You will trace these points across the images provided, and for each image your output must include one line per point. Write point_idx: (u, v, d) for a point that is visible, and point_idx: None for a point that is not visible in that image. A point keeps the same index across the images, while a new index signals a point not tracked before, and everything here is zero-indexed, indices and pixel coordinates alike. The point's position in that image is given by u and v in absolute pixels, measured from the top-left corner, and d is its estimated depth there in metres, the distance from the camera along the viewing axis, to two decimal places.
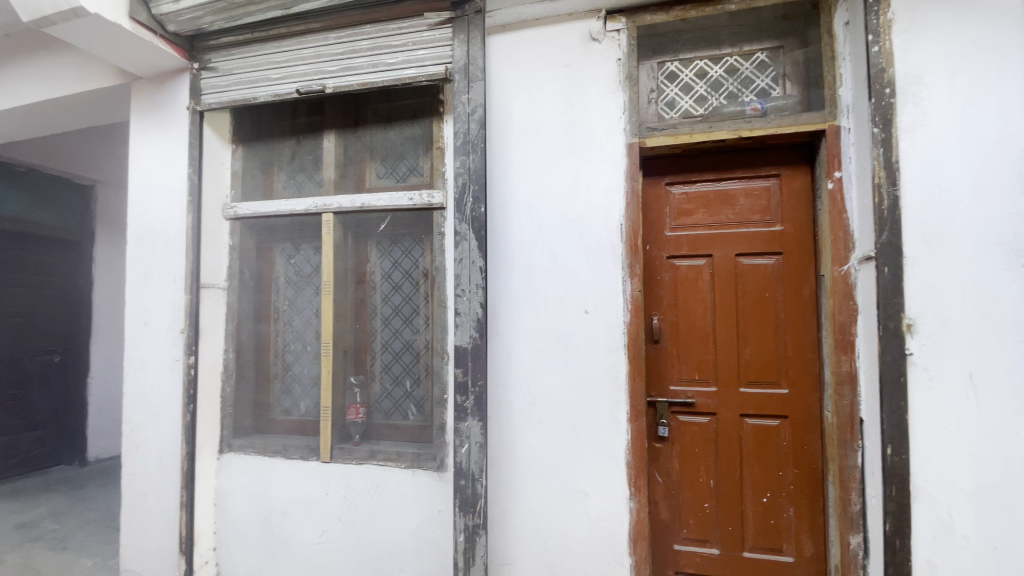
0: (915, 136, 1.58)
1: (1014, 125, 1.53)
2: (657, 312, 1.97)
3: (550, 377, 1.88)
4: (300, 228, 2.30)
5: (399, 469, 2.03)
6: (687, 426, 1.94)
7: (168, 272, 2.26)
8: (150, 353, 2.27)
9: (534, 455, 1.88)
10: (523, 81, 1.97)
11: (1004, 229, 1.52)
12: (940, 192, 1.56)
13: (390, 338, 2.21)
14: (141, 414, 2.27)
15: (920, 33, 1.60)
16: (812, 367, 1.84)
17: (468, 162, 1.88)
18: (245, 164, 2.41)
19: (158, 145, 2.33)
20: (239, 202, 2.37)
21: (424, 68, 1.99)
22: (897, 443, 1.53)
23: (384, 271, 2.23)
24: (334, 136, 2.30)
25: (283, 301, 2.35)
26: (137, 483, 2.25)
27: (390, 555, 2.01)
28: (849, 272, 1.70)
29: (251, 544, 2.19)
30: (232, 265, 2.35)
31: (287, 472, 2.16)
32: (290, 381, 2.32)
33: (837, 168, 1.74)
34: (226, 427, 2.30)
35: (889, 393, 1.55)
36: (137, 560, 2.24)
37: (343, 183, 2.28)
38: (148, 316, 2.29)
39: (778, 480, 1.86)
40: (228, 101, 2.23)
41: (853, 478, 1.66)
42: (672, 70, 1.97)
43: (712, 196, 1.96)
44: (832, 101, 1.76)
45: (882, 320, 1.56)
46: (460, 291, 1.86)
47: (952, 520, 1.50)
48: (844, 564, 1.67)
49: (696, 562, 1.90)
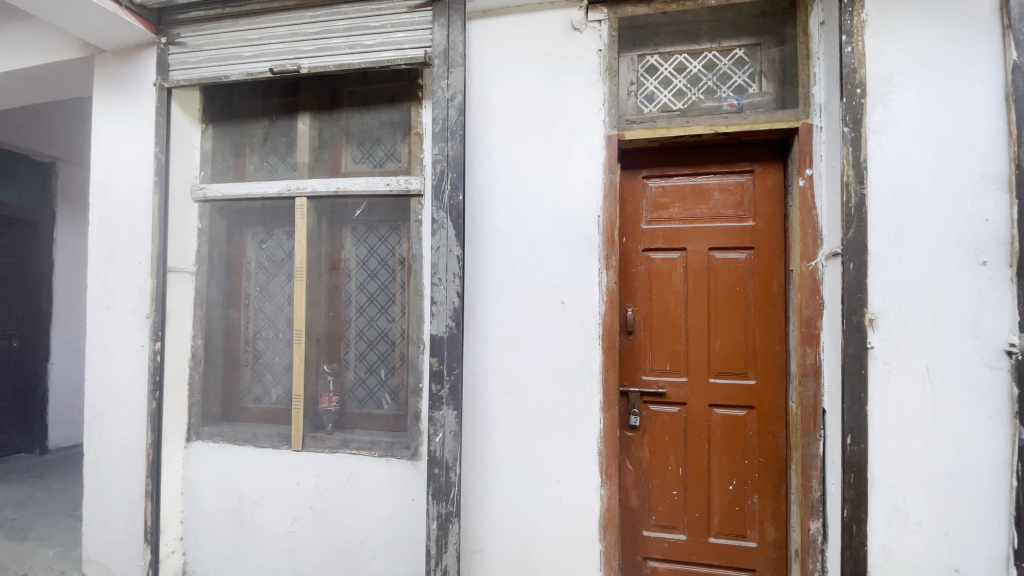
0: (882, 137, 1.63)
1: (977, 127, 1.58)
2: (631, 303, 2.00)
3: (525, 367, 1.88)
4: (271, 212, 2.24)
5: (372, 458, 2.02)
6: (657, 415, 1.98)
7: (133, 256, 2.18)
8: (114, 338, 2.19)
9: (507, 444, 1.89)
10: (504, 69, 1.95)
11: (963, 229, 1.57)
12: (904, 192, 1.61)
13: (364, 326, 2.18)
14: (104, 401, 2.19)
15: (891, 35, 1.64)
16: (779, 359, 1.89)
17: (447, 149, 1.85)
18: (215, 145, 2.33)
19: (123, 123, 2.24)
20: (209, 183, 2.29)
21: (402, 51, 1.95)
22: (857, 432, 1.60)
23: (359, 258, 2.20)
24: (308, 118, 2.24)
25: (254, 286, 2.30)
26: (100, 472, 2.19)
27: (361, 544, 2.01)
28: (816, 268, 1.75)
29: (220, 533, 2.16)
30: (201, 249, 2.28)
31: (258, 461, 2.13)
32: (261, 368, 2.27)
33: (809, 166, 1.77)
34: (193, 415, 2.24)
35: (851, 384, 1.60)
36: (101, 550, 2.19)
37: (318, 167, 2.23)
38: (112, 300, 2.20)
39: (743, 468, 1.91)
40: (196, 78, 2.15)
41: (814, 466, 1.72)
42: (652, 63, 1.98)
43: (687, 190, 1.99)
44: (805, 100, 1.79)
45: (846, 315, 1.62)
46: (436, 280, 1.84)
47: (906, 506, 1.57)
48: (804, 548, 1.73)
49: (664, 547, 1.95)
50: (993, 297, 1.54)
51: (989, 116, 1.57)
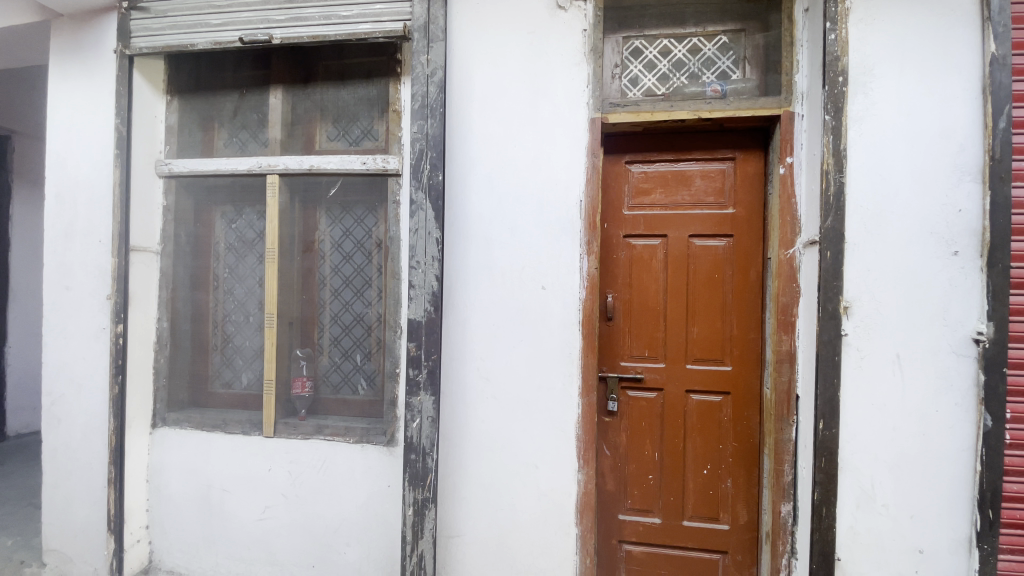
0: (862, 126, 1.64)
1: (955, 119, 1.60)
2: (612, 290, 1.99)
3: (504, 352, 1.86)
4: (241, 190, 2.15)
5: (347, 444, 1.98)
6: (635, 401, 1.98)
7: (93, 233, 2.07)
8: (73, 320, 2.09)
9: (485, 430, 1.87)
10: (486, 45, 1.89)
11: (938, 220, 1.60)
12: (881, 181, 1.63)
13: (339, 310, 2.12)
14: (62, 386, 2.09)
15: (874, 23, 1.64)
16: (754, 346, 1.91)
17: (426, 127, 1.80)
18: (181, 118, 2.21)
19: (81, 92, 2.11)
20: (174, 158, 2.18)
21: (381, 24, 1.88)
22: (829, 418, 1.62)
23: (334, 239, 2.13)
24: (280, 92, 2.14)
25: (223, 268, 2.21)
26: (59, 460, 2.09)
27: (336, 530, 1.97)
28: (794, 256, 1.76)
29: (188, 522, 2.10)
30: (167, 228, 2.17)
31: (227, 447, 2.07)
32: (231, 352, 2.20)
33: (790, 153, 1.78)
34: (159, 401, 2.16)
35: (824, 370, 1.63)
36: (62, 540, 2.10)
37: (290, 144, 2.14)
38: (70, 280, 2.09)
39: (718, 453, 1.93)
40: (160, 46, 2.03)
41: (786, 451, 1.75)
42: (637, 46, 1.96)
43: (669, 176, 1.98)
44: (788, 87, 1.79)
45: (822, 303, 1.63)
46: (415, 263, 1.79)
47: (874, 489, 1.61)
48: (775, 531, 1.76)
49: (639, 531, 1.97)
50: (964, 286, 1.58)
51: (967, 108, 1.59)
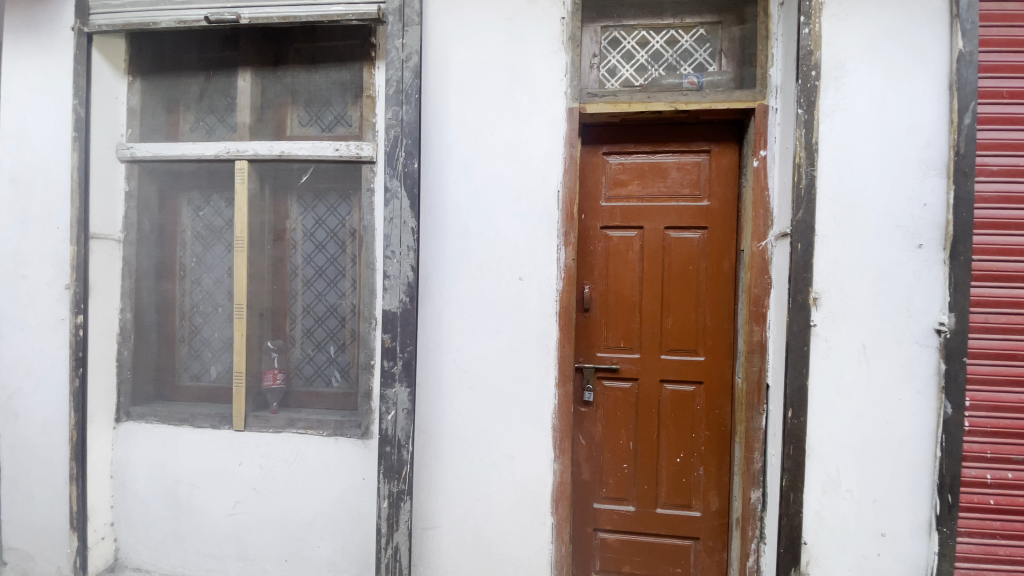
0: (833, 120, 1.66)
1: (923, 114, 1.63)
2: (588, 281, 1.99)
3: (480, 342, 1.85)
4: (209, 176, 2.08)
5: (320, 437, 1.95)
6: (611, 391, 2.00)
7: (50, 219, 1.98)
8: (29, 310, 1.99)
9: (462, 421, 1.86)
10: (463, 31, 1.85)
11: (904, 214, 1.63)
12: (851, 174, 1.65)
13: (312, 301, 2.08)
14: (19, 379, 2.00)
15: (847, 18, 1.66)
16: (727, 337, 1.94)
17: (401, 114, 1.76)
18: (144, 100, 2.12)
19: (35, 70, 2.00)
20: (137, 142, 2.09)
21: (353, 6, 1.83)
22: (798, 406, 1.66)
23: (306, 228, 2.08)
24: (249, 75, 2.07)
25: (189, 257, 2.13)
26: (17, 455, 2.01)
27: (309, 524, 1.94)
28: (766, 248, 1.79)
29: (155, 518, 2.04)
30: (130, 215, 2.09)
31: (196, 441, 2.02)
32: (199, 345, 2.13)
33: (763, 147, 1.80)
34: (122, 395, 2.08)
35: (794, 360, 1.66)
36: (22, 538, 2.02)
37: (260, 129, 2.07)
38: (25, 269, 2.00)
39: (691, 441, 1.96)
40: (121, 25, 1.94)
41: (756, 439, 1.79)
42: (616, 36, 1.95)
43: (646, 168, 1.98)
44: (763, 80, 1.81)
45: (793, 294, 1.66)
46: (389, 253, 1.76)
47: (839, 476, 1.66)
48: (745, 516, 1.81)
49: (613, 519, 1.99)
50: (927, 278, 1.62)
51: (934, 104, 1.63)
